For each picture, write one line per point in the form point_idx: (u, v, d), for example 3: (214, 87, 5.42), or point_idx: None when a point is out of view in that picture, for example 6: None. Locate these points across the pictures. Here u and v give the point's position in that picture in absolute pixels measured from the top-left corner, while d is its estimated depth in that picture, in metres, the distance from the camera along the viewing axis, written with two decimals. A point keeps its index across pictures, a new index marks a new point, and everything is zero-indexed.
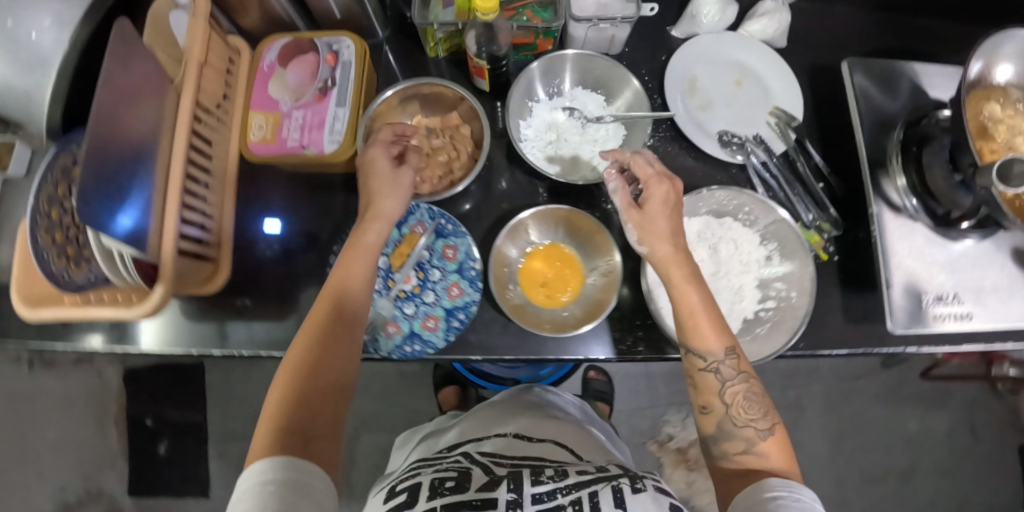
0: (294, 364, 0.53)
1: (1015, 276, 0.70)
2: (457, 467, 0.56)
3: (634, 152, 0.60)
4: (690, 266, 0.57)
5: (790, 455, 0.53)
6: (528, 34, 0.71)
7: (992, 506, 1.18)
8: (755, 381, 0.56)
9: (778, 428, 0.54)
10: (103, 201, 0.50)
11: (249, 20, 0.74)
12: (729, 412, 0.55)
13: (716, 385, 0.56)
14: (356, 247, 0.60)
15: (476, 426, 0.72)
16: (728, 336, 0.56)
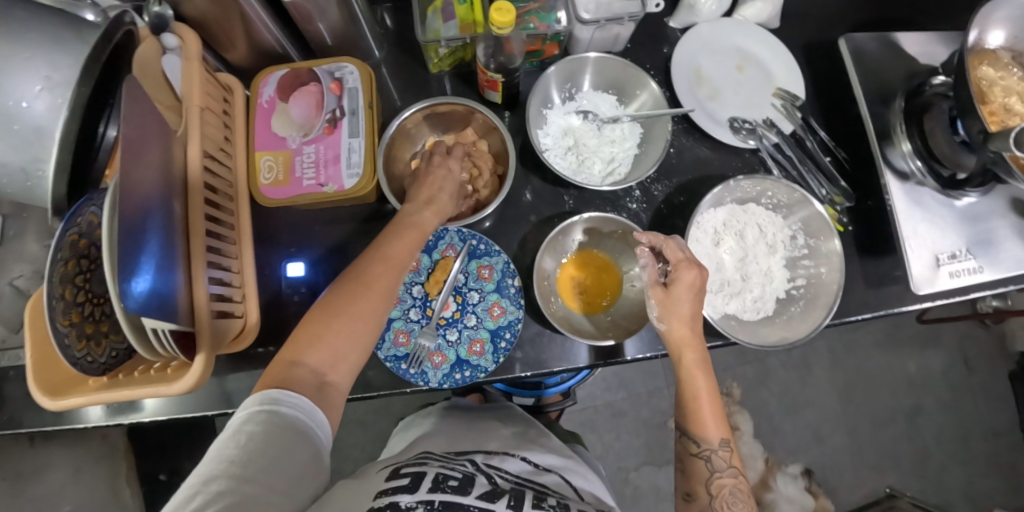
0: (321, 344, 0.50)
1: (1016, 225, 0.76)
2: (461, 471, 0.61)
3: (666, 236, 0.65)
4: (703, 360, 0.63)
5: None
6: (535, 41, 0.69)
7: (992, 430, 1.28)
8: (741, 484, 0.60)
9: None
10: (131, 268, 0.45)
11: (236, 54, 0.70)
12: (711, 503, 0.60)
13: (705, 474, 0.61)
14: (383, 258, 0.55)
15: (486, 438, 0.77)
16: (723, 430, 0.62)
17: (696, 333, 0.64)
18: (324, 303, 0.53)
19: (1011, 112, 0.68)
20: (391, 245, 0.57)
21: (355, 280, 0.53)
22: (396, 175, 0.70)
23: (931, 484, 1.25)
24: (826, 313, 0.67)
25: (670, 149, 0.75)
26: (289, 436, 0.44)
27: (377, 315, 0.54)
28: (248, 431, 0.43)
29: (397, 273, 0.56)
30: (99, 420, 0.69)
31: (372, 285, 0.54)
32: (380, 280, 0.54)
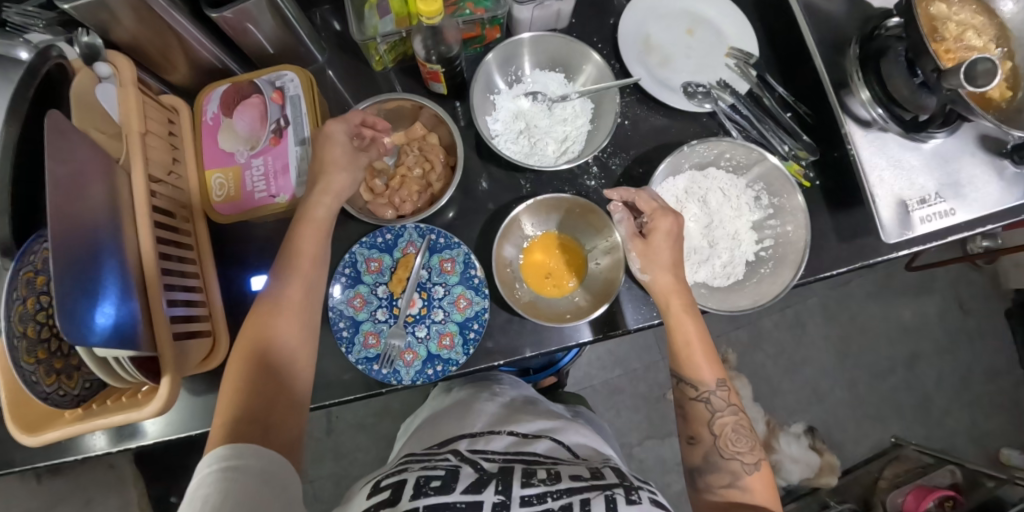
0: (241, 351, 0.53)
1: (986, 163, 0.74)
2: (445, 466, 0.65)
3: (637, 189, 0.65)
4: (690, 304, 0.63)
5: (772, 491, 0.59)
6: (475, 26, 0.68)
7: (992, 370, 1.27)
8: (743, 418, 0.61)
9: (762, 465, 0.60)
10: (87, 303, 0.46)
11: (177, 74, 0.70)
12: (716, 444, 0.60)
13: (708, 416, 0.61)
14: (289, 288, 0.57)
15: (471, 421, 0.79)
16: (719, 369, 0.62)
17: (681, 282, 0.63)
18: (240, 355, 0.53)
19: (968, 47, 0.66)
20: (292, 271, 0.57)
21: (263, 322, 0.54)
22: None
23: (934, 430, 1.25)
24: (795, 270, 0.65)
25: (624, 122, 0.74)
26: (249, 482, 0.43)
27: (298, 349, 0.56)
28: (202, 495, 0.41)
29: (308, 301, 0.58)
30: (104, 449, 0.72)
31: (285, 320, 0.55)
32: (291, 312, 0.56)
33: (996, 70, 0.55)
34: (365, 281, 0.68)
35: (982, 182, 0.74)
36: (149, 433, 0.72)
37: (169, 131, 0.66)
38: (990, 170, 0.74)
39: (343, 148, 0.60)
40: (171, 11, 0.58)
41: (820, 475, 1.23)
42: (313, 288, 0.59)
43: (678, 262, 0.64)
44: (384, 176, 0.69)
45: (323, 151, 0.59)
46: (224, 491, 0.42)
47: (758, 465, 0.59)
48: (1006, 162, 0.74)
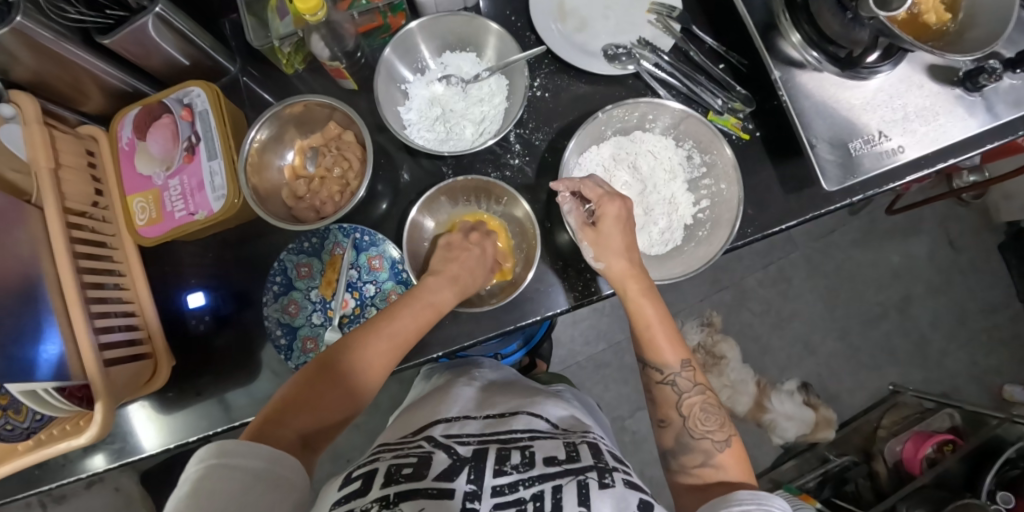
0: (344, 348, 0.55)
1: (939, 93, 0.69)
2: (418, 452, 0.53)
3: (582, 177, 0.62)
4: (649, 289, 0.59)
5: (746, 466, 0.55)
6: (375, 16, 0.67)
7: (988, 306, 1.26)
8: (712, 396, 0.58)
9: (735, 441, 0.56)
10: (19, 345, 0.53)
11: (90, 101, 0.70)
12: (686, 424, 0.57)
13: (676, 398, 0.58)
14: (381, 329, 0.57)
15: (440, 405, 0.68)
16: (683, 351, 0.59)
17: (637, 266, 0.60)
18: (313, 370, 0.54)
19: None
20: (402, 306, 0.59)
21: (349, 346, 0.55)
22: (270, 186, 0.68)
23: (933, 373, 1.24)
24: (728, 230, 0.62)
25: (544, 94, 0.71)
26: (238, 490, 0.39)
27: (365, 381, 0.55)
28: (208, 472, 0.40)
29: (395, 344, 0.57)
30: (105, 466, 0.70)
31: (367, 354, 0.55)
32: (374, 346, 0.56)
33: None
34: (298, 288, 0.68)
35: (933, 114, 0.69)
36: (149, 445, 0.70)
37: (88, 162, 0.67)
38: (939, 100, 0.69)
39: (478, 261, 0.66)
40: (62, 43, 0.58)
41: (816, 430, 1.20)
42: (406, 328, 0.58)
43: (632, 244, 0.61)
44: (306, 180, 0.69)
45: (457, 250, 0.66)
46: (216, 492, 0.38)
47: (728, 441, 0.55)
48: (956, 91, 0.69)
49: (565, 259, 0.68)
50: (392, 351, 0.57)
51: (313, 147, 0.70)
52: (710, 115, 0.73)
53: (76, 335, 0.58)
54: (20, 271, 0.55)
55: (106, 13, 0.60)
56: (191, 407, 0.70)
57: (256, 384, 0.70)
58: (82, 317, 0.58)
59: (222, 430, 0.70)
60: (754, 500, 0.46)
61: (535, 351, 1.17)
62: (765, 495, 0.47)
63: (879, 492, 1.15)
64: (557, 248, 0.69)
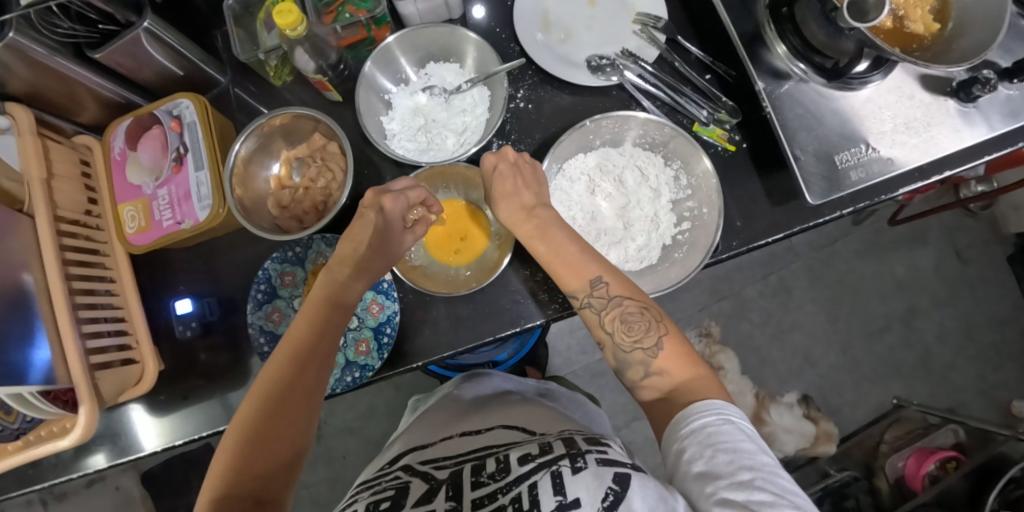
0: (259, 388, 0.52)
1: (930, 104, 0.68)
2: (394, 485, 0.53)
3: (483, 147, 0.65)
4: (540, 221, 0.60)
5: (689, 360, 0.53)
6: (358, 29, 0.68)
7: (997, 318, 1.22)
8: (632, 301, 0.56)
9: (669, 338, 0.54)
10: (16, 349, 0.55)
11: (87, 112, 0.72)
12: (615, 341, 0.56)
13: (598, 317, 0.57)
14: (296, 355, 0.54)
15: (425, 436, 0.69)
16: (588, 269, 0.57)
17: (531, 204, 0.62)
18: (242, 423, 0.50)
19: None
20: (308, 324, 0.56)
21: (267, 388, 0.52)
22: (255, 195, 0.70)
23: (939, 387, 1.21)
24: (703, 257, 0.61)
25: (527, 106, 0.71)
26: None
27: (301, 414, 0.52)
28: None
29: (315, 364, 0.54)
30: (105, 464, 0.72)
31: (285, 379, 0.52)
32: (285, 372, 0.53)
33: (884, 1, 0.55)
34: (282, 296, 0.69)
35: (923, 126, 0.67)
36: (151, 444, 0.72)
37: (82, 172, 0.69)
38: (930, 111, 0.68)
39: (385, 225, 0.60)
40: (55, 57, 0.61)
41: (817, 444, 1.17)
42: (320, 345, 0.55)
43: (531, 183, 0.63)
44: (290, 189, 0.70)
45: (352, 229, 0.60)
46: None
47: (661, 342, 0.54)
48: (950, 102, 0.67)
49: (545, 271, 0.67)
50: (316, 374, 0.54)
51: (298, 158, 0.71)
52: (696, 126, 0.72)
53: (64, 339, 0.59)
54: (11, 278, 0.57)
55: (97, 27, 0.61)
56: (181, 409, 0.72)
57: (242, 389, 0.71)
58: (70, 320, 0.60)
59: (206, 435, 0.71)
60: (713, 412, 0.47)
61: (529, 359, 1.16)
62: (722, 405, 0.47)
63: (880, 507, 1.12)
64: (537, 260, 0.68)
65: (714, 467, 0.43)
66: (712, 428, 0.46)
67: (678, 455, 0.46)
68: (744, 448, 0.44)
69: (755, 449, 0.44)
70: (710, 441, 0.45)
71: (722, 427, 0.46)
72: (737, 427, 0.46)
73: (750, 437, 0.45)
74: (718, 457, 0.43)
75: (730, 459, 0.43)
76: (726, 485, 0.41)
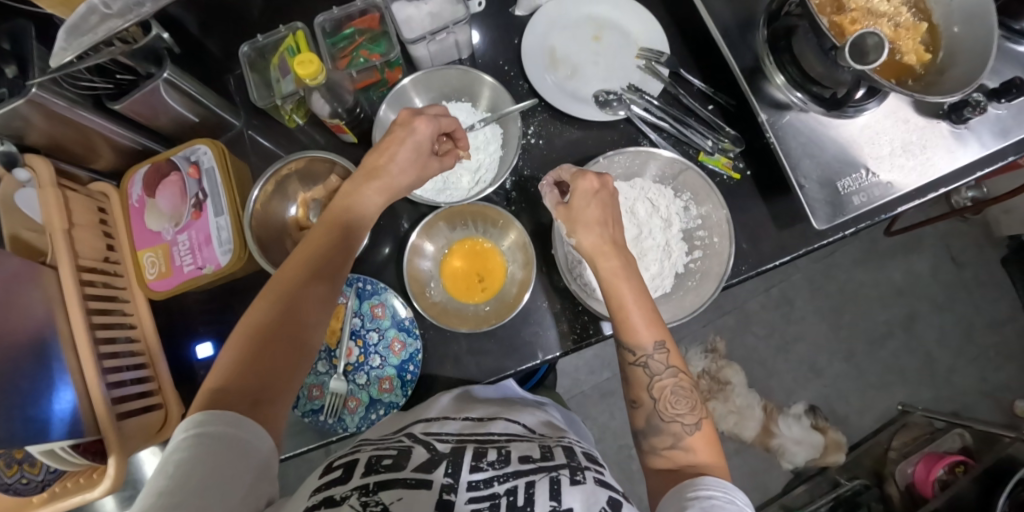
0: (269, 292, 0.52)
1: (923, 126, 0.71)
2: (397, 447, 0.52)
3: (573, 168, 0.63)
4: (626, 267, 0.58)
5: (716, 447, 0.53)
6: (372, 73, 0.70)
7: (995, 321, 1.25)
8: (683, 377, 0.56)
9: (705, 423, 0.54)
10: (35, 404, 0.54)
11: (103, 160, 0.73)
12: (657, 407, 0.55)
13: (646, 380, 0.56)
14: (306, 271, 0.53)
15: (427, 408, 0.63)
16: (657, 330, 0.56)
17: (618, 241, 0.59)
18: (250, 332, 0.49)
19: (877, 15, 0.64)
20: (320, 240, 0.55)
21: (275, 300, 0.51)
22: (276, 240, 0.71)
23: (943, 390, 1.24)
24: (717, 283, 0.63)
25: (538, 141, 0.73)
26: (219, 452, 0.39)
27: (308, 327, 0.51)
28: (176, 461, 0.38)
29: (323, 281, 0.53)
30: None
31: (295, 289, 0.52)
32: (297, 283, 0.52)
33: (883, 43, 0.51)
34: None
35: (917, 149, 0.70)
36: None
37: (100, 219, 0.69)
38: (923, 134, 0.71)
39: (413, 144, 0.59)
40: (75, 110, 0.61)
41: (827, 454, 1.19)
42: (332, 259, 0.55)
43: (614, 218, 0.61)
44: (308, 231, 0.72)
45: (381, 152, 0.59)
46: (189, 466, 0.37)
47: (699, 423, 0.54)
48: (943, 125, 0.70)
49: (563, 303, 0.70)
50: (323, 290, 0.53)
51: (315, 199, 0.73)
52: (701, 156, 0.74)
53: (89, 386, 0.59)
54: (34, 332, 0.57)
55: (115, 78, 0.63)
56: None
57: None
58: (94, 366, 0.60)
59: None
60: (716, 488, 0.46)
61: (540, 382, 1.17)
62: (728, 485, 0.47)
63: None
64: (556, 292, 0.70)
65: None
66: (714, 501, 0.45)
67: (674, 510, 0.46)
68: None
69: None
70: (710, 511, 0.44)
71: (723, 503, 0.45)
72: (739, 509, 0.45)
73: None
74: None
75: None
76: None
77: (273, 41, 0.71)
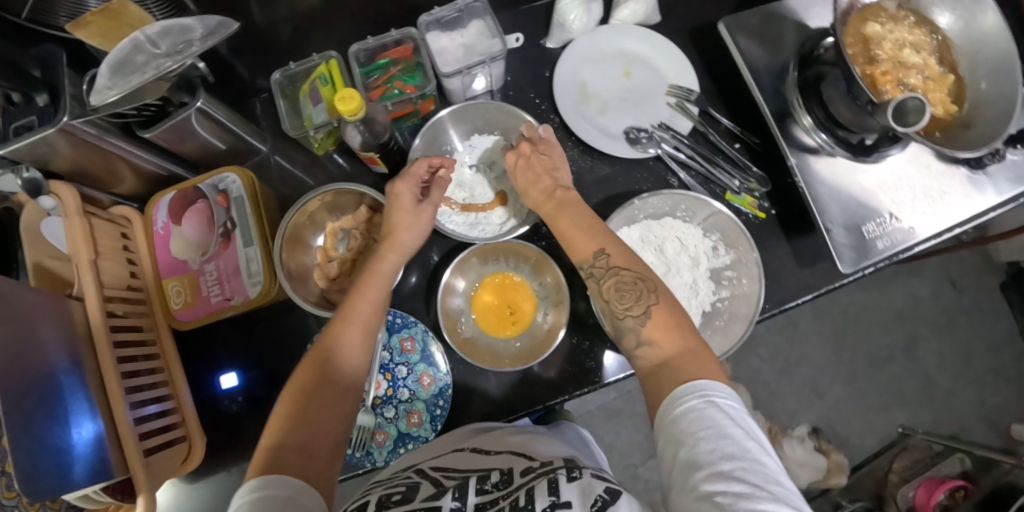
0: (309, 354, 0.51)
1: (943, 171, 0.73)
2: (404, 483, 0.50)
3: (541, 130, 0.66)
4: (562, 204, 0.60)
5: (680, 330, 0.49)
6: (406, 104, 0.70)
7: (992, 345, 1.29)
8: (628, 272, 0.54)
9: (658, 309, 0.51)
10: (61, 433, 0.51)
11: (127, 186, 0.71)
12: (609, 308, 0.54)
13: (596, 287, 0.56)
14: (343, 321, 0.53)
15: (443, 445, 0.60)
16: (598, 241, 0.57)
17: (551, 188, 0.62)
18: (296, 390, 0.48)
19: (907, 66, 0.65)
20: (349, 296, 0.56)
21: (316, 356, 0.51)
22: (304, 271, 0.71)
23: (942, 413, 1.27)
24: (747, 326, 0.64)
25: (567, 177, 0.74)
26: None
27: (349, 378, 0.51)
28: None
29: (360, 328, 0.53)
30: None
31: (332, 346, 0.51)
32: (337, 340, 0.52)
33: (925, 107, 0.52)
34: None
35: (939, 196, 0.72)
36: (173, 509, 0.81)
37: (123, 246, 0.67)
38: (944, 181, 0.72)
39: (412, 199, 0.60)
40: (105, 138, 0.60)
41: (829, 476, 1.22)
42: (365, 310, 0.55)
43: (555, 165, 0.64)
44: (337, 262, 0.71)
45: (392, 217, 0.60)
46: None
47: (650, 311, 0.51)
48: (962, 170, 0.73)
49: (591, 339, 0.71)
50: (360, 338, 0.53)
51: (343, 229, 0.72)
52: (728, 194, 0.75)
53: (116, 418, 0.57)
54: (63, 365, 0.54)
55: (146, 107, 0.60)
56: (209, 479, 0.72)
57: None
58: (121, 398, 0.58)
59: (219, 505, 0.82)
60: (697, 395, 0.41)
61: None
62: (707, 386, 0.42)
63: None
64: (584, 329, 0.71)
65: (694, 456, 0.37)
66: (695, 416, 0.40)
67: (666, 439, 0.41)
68: (733, 436, 0.38)
69: (743, 436, 0.38)
70: (692, 428, 0.39)
71: (705, 412, 0.40)
72: (723, 413, 0.39)
73: (740, 422, 0.39)
74: (696, 447, 0.37)
75: (712, 449, 0.37)
76: (703, 474, 0.36)
77: (305, 68, 0.71)
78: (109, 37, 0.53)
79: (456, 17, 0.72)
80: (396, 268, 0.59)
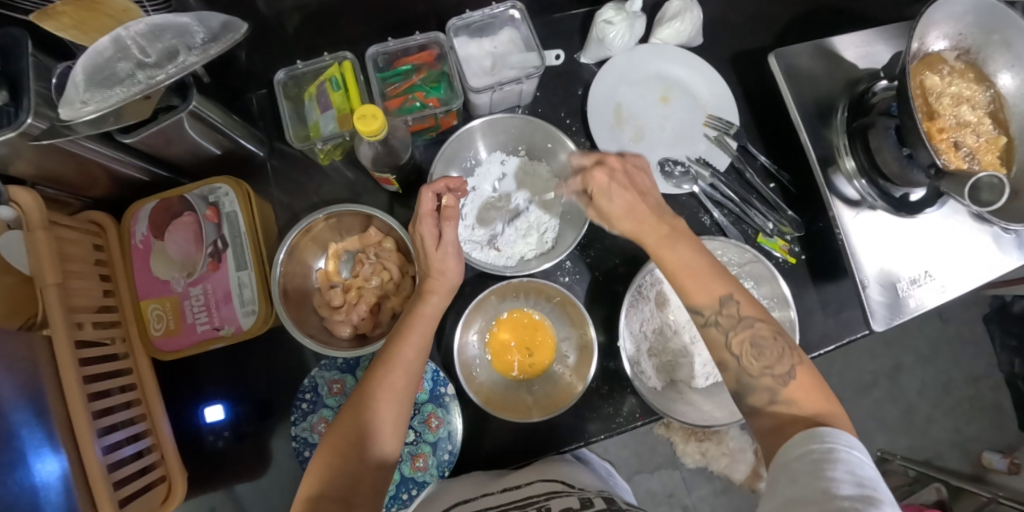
0: (354, 395, 0.48)
1: (975, 230, 0.69)
2: None
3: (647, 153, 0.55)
4: (674, 232, 0.49)
5: (824, 393, 0.43)
6: (427, 118, 0.64)
7: (971, 376, 1.33)
8: (763, 324, 0.46)
9: (803, 369, 0.44)
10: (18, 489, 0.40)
11: (101, 191, 0.62)
12: (741, 365, 0.46)
13: (721, 338, 0.47)
14: (388, 365, 0.49)
15: (468, 489, 0.57)
16: (720, 284, 0.47)
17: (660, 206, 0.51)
18: (339, 434, 0.46)
19: (961, 123, 0.62)
20: (396, 337, 0.51)
21: (360, 399, 0.48)
22: (303, 295, 0.64)
23: (918, 439, 1.31)
24: None
25: None
26: None
27: (393, 426, 0.48)
28: None
29: (405, 373, 0.49)
30: None
31: (375, 392, 0.48)
32: (380, 384, 0.48)
33: (1003, 191, 0.52)
34: (328, 405, 0.64)
35: (975, 257, 0.69)
36: None
37: (95, 260, 0.58)
38: (980, 241, 0.70)
39: (434, 234, 0.53)
40: (77, 142, 0.51)
41: None
42: (412, 354, 0.50)
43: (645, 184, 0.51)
44: (339, 288, 0.65)
45: (427, 257, 0.54)
46: None
47: (795, 371, 0.44)
48: (993, 229, 0.69)
49: (610, 385, 0.67)
50: (406, 384, 0.49)
51: (347, 250, 0.66)
52: (760, 237, 0.71)
53: (86, 462, 0.47)
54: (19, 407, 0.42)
55: None
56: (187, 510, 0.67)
57: (267, 484, 0.66)
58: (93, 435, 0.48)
59: None
60: (819, 440, 0.38)
61: None
62: (830, 432, 0.38)
63: None
64: (602, 372, 0.67)
65: (802, 493, 0.35)
66: (813, 456, 0.37)
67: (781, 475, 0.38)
68: (847, 478, 0.34)
69: (858, 482, 0.34)
70: (808, 469, 0.36)
71: (826, 456, 0.36)
72: (843, 458, 0.36)
73: (862, 471, 0.35)
74: (808, 485, 0.35)
75: (822, 486, 0.34)
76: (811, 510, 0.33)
77: (314, 69, 0.64)
78: (86, 30, 0.42)
79: (487, 23, 0.65)
80: (435, 312, 0.54)
